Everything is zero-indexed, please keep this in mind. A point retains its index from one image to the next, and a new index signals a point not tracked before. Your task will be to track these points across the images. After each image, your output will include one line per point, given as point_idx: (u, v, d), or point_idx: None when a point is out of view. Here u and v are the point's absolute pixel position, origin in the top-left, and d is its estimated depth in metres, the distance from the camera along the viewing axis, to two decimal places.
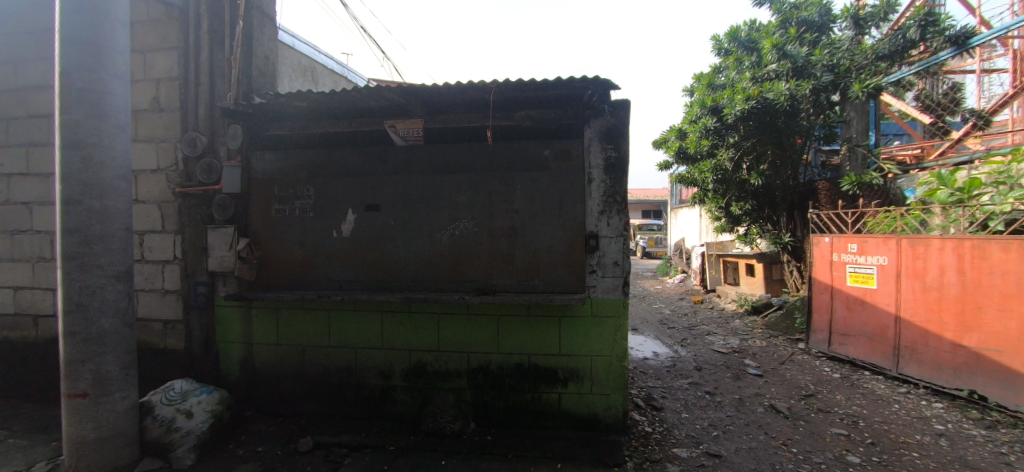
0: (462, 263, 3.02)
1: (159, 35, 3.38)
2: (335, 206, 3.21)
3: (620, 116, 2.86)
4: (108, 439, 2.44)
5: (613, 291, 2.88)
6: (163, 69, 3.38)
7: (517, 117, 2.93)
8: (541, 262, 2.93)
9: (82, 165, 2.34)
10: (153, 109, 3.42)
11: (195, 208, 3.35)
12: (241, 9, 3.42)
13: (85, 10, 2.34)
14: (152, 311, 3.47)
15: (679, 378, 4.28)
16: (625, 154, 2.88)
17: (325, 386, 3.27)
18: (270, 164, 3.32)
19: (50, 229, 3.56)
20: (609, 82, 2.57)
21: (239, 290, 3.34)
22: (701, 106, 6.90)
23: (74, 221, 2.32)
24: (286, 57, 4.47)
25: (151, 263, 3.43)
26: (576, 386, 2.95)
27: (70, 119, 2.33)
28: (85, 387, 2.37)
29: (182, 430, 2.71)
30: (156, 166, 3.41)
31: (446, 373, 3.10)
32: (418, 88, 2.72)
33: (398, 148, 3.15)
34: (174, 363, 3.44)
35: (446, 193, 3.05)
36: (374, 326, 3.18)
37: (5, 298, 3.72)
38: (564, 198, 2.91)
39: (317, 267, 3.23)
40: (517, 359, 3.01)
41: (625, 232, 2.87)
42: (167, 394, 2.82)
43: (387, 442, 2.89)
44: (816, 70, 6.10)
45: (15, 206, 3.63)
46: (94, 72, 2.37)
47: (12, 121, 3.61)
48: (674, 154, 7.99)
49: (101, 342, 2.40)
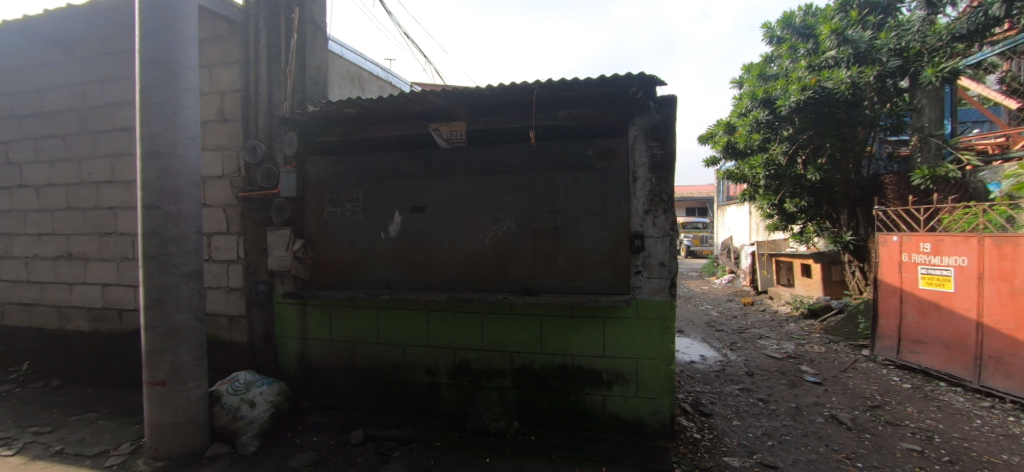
0: (506, 263, 3.04)
1: (224, 51, 3.65)
2: (383, 208, 3.32)
3: (667, 113, 2.77)
4: (183, 424, 2.66)
5: (659, 292, 2.80)
6: (228, 82, 3.64)
7: (559, 117, 2.91)
8: (584, 262, 2.90)
9: (160, 173, 2.56)
10: (218, 120, 3.68)
11: (256, 212, 3.58)
12: (295, 22, 3.61)
13: (161, 32, 2.56)
14: (219, 307, 3.74)
15: (730, 383, 4.10)
16: (672, 151, 2.78)
17: (374, 381, 3.40)
18: (324, 169, 3.49)
19: (132, 231, 3.92)
20: (656, 78, 2.50)
21: (295, 288, 3.53)
22: (752, 98, 6.63)
23: (155, 224, 2.55)
24: (336, 66, 4.66)
25: (218, 262, 3.70)
26: (621, 390, 2.90)
27: (150, 132, 2.55)
28: (163, 376, 2.59)
29: (246, 418, 2.92)
30: (222, 172, 3.67)
31: (490, 372, 3.14)
32: (463, 90, 2.78)
33: (442, 150, 3.22)
34: (239, 355, 3.69)
35: (490, 194, 3.08)
36: (420, 324, 3.27)
37: (95, 294, 4.13)
38: (607, 198, 2.86)
39: (367, 267, 3.36)
40: (561, 360, 2.99)
41: (671, 232, 2.78)
42: (232, 384, 3.05)
43: (433, 437, 2.96)
44: (882, 55, 5.60)
45: (103, 211, 4.02)
46: (169, 89, 2.58)
47: (100, 134, 4.00)
48: (721, 149, 7.61)
49: (177, 335, 2.62)
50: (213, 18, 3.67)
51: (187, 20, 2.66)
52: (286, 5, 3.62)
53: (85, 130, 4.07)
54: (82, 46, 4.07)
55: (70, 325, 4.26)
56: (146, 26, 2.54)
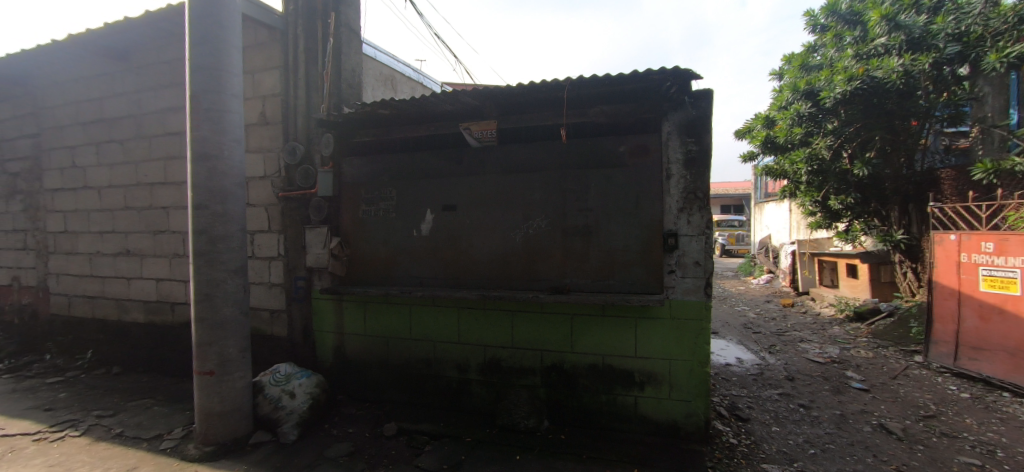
0: (536, 262, 3.04)
1: (265, 57, 3.81)
2: (415, 207, 3.39)
3: (703, 107, 2.68)
4: (229, 413, 2.81)
5: (694, 292, 2.73)
6: (269, 86, 3.80)
7: (591, 114, 2.88)
8: (616, 261, 2.86)
9: (209, 174, 2.70)
10: (261, 123, 3.85)
11: (296, 210, 3.73)
12: (331, 27, 3.73)
13: (208, 40, 2.70)
14: (261, 302, 3.91)
15: (768, 388, 3.95)
16: (708, 147, 2.69)
17: (407, 376, 3.48)
18: (359, 169, 3.59)
19: (183, 229, 4.17)
20: (691, 72, 2.43)
21: (332, 284, 3.65)
22: (792, 90, 6.33)
23: (204, 223, 2.70)
24: (370, 68, 4.78)
25: (260, 259, 3.87)
26: (654, 391, 2.84)
27: (200, 136, 2.69)
28: (211, 366, 2.73)
29: (286, 408, 3.05)
30: (263, 173, 3.84)
31: (520, 370, 3.15)
32: (493, 89, 2.79)
33: (473, 149, 3.24)
34: (280, 348, 3.85)
35: (521, 193, 3.08)
36: (451, 321, 3.32)
37: (150, 288, 4.41)
38: (640, 196, 2.81)
39: (400, 265, 3.44)
40: (591, 359, 2.97)
41: (707, 231, 2.70)
42: (274, 376, 3.20)
43: (464, 433, 3.00)
44: (939, 41, 5.24)
45: (157, 210, 4.29)
46: (215, 94, 2.72)
47: (154, 139, 4.27)
48: (759, 144, 7.30)
49: (223, 328, 2.76)
50: (255, 26, 3.84)
51: (232, 28, 2.79)
52: (323, 12, 3.75)
53: (140, 135, 4.35)
54: (138, 57, 4.35)
55: (128, 316, 4.57)
56: (195, 35, 2.69)
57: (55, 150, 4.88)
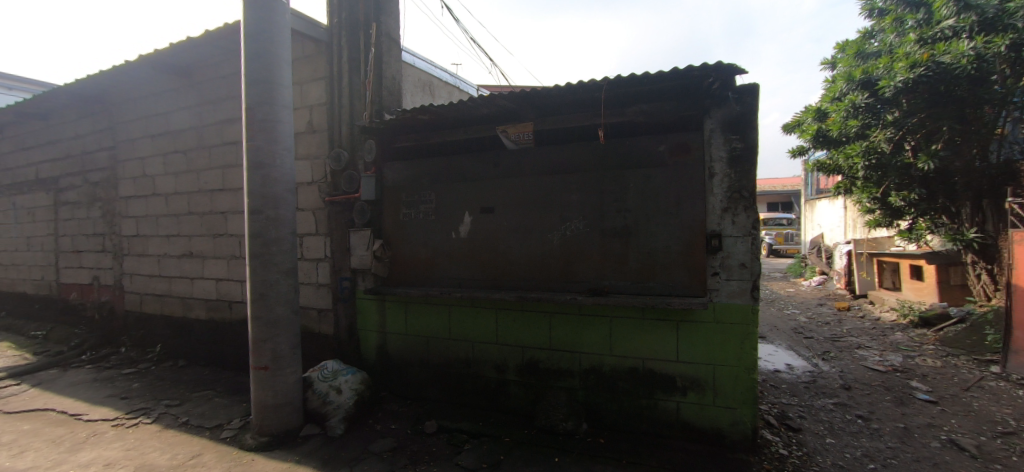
0: (575, 263, 3.03)
1: (312, 68, 4.01)
2: (454, 210, 3.46)
3: (748, 103, 2.57)
4: (282, 405, 2.98)
5: (740, 295, 2.63)
6: (316, 96, 3.99)
7: (629, 113, 2.83)
8: (656, 263, 2.80)
9: (263, 182, 2.88)
10: (308, 131, 4.05)
11: (341, 214, 3.90)
12: (373, 37, 3.87)
13: (262, 56, 2.87)
14: (310, 301, 4.11)
15: (821, 396, 3.73)
16: (754, 143, 2.58)
17: (447, 375, 3.56)
18: (400, 173, 3.70)
19: (239, 233, 4.45)
20: (735, 68, 2.35)
21: (375, 284, 3.78)
22: (848, 80, 6.00)
23: (259, 227, 2.88)
24: (409, 74, 4.90)
25: (309, 260, 4.07)
26: (697, 397, 2.76)
27: (255, 145, 2.87)
28: (266, 362, 2.91)
29: (334, 403, 3.20)
30: (311, 179, 4.03)
31: (558, 372, 3.14)
32: (530, 93, 2.82)
33: (510, 152, 3.27)
34: (327, 345, 4.03)
35: (558, 195, 3.07)
36: (490, 322, 3.36)
37: (211, 287, 4.73)
38: (681, 196, 2.73)
39: (439, 266, 3.52)
40: (631, 362, 2.92)
41: (753, 231, 2.59)
42: (322, 372, 3.36)
43: (502, 433, 3.04)
44: (1018, 20, 4.70)
45: (216, 215, 4.61)
46: (268, 105, 2.89)
47: (213, 149, 4.59)
48: (810, 138, 6.93)
49: (277, 325, 2.93)
50: (302, 40, 4.05)
51: (283, 43, 2.95)
52: (365, 23, 3.90)
53: (201, 146, 4.68)
54: (199, 72, 4.69)
55: (191, 314, 4.93)
56: (250, 51, 2.86)
57: (128, 161, 5.34)
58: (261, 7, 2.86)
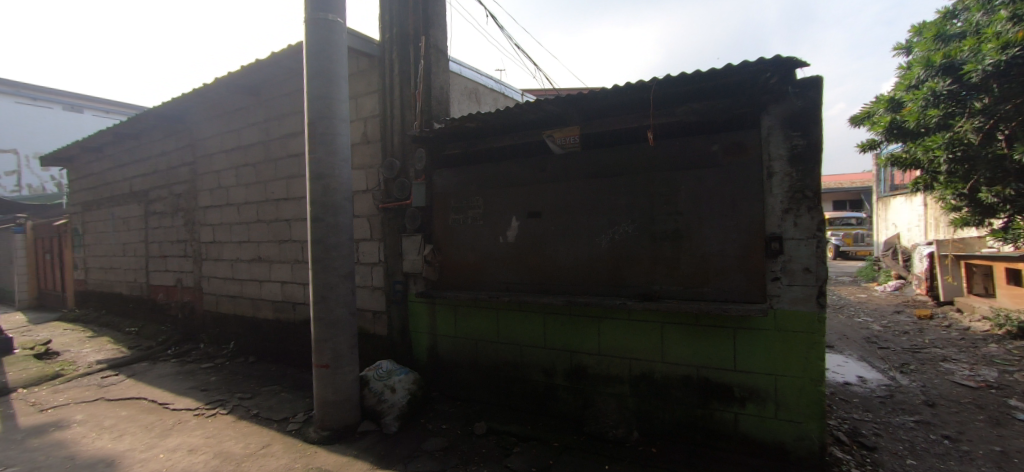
0: (624, 268, 2.98)
1: (367, 83, 4.24)
2: (502, 215, 3.52)
3: (810, 97, 2.43)
4: (341, 402, 3.15)
5: (804, 302, 2.47)
6: (370, 109, 4.21)
7: (679, 113, 2.75)
8: (711, 267, 2.69)
9: (324, 191, 3.08)
10: (363, 142, 4.27)
11: (394, 221, 4.07)
12: (422, 49, 4.00)
13: (322, 73, 3.07)
14: (365, 303, 4.31)
15: (900, 413, 3.41)
16: (817, 140, 2.43)
17: (496, 378, 3.61)
18: (449, 180, 3.81)
19: (302, 238, 4.76)
20: (794, 60, 2.25)
21: (426, 288, 3.91)
22: (927, 66, 5.59)
23: (321, 233, 3.08)
24: (456, 83, 5.03)
25: (364, 264, 4.28)
26: (756, 409, 2.62)
27: (316, 158, 3.07)
28: (327, 360, 3.09)
29: (388, 401, 3.34)
30: (366, 187, 4.25)
31: (608, 378, 3.10)
32: (578, 96, 2.87)
33: (557, 156, 3.27)
34: (381, 346, 4.22)
35: (606, 198, 3.04)
36: (537, 326, 3.37)
37: (277, 289, 5.09)
38: (736, 198, 2.61)
39: (487, 270, 3.59)
40: (684, 370, 2.82)
41: (819, 233, 2.43)
42: (377, 371, 3.52)
43: (551, 437, 3.04)
44: None
45: (282, 222, 4.96)
46: (327, 119, 3.08)
47: (279, 161, 4.95)
48: (882, 130, 6.33)
49: (336, 326, 3.10)
50: (357, 56, 4.28)
51: (341, 61, 3.14)
52: (414, 36, 4.05)
53: (268, 159, 5.07)
54: (266, 91, 5.09)
55: (260, 314, 5.33)
56: (312, 69, 3.07)
57: (205, 174, 5.87)
58: (321, 28, 3.06)
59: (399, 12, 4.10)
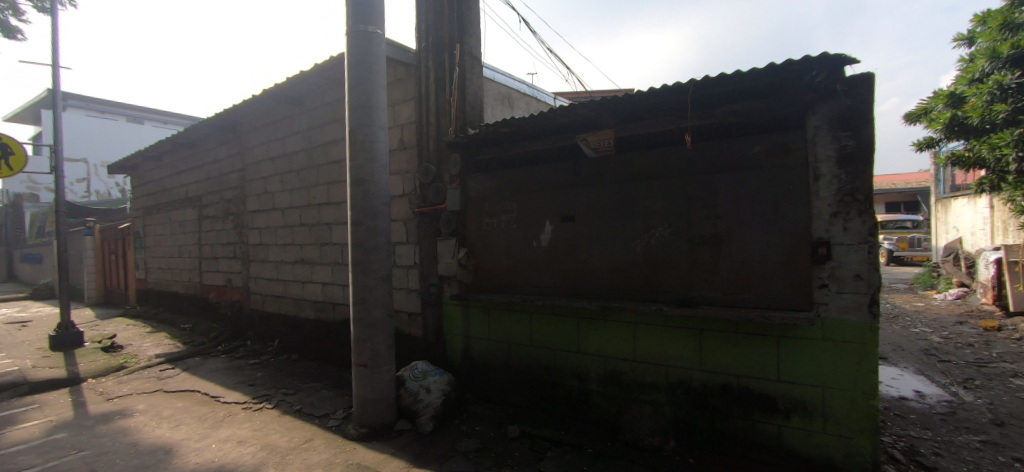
0: (660, 272, 2.93)
1: (404, 90, 4.37)
2: (535, 219, 3.54)
3: (861, 95, 2.31)
4: (378, 401, 3.25)
5: (855, 310, 2.34)
6: (406, 116, 4.34)
7: (718, 114, 2.67)
8: (752, 273, 2.60)
9: (364, 196, 3.20)
10: (400, 148, 4.40)
11: (429, 225, 4.17)
12: (457, 57, 4.09)
13: (362, 82, 3.19)
14: (401, 305, 4.43)
15: (963, 432, 3.17)
16: (869, 140, 2.30)
17: (528, 382, 3.62)
18: (483, 184, 3.87)
19: (342, 241, 4.96)
20: (842, 57, 2.16)
21: (460, 291, 3.98)
22: (993, 58, 5.31)
23: (360, 237, 3.19)
24: (490, 89, 5.09)
25: (400, 267, 4.39)
26: (801, 421, 2.51)
27: (357, 164, 3.20)
28: (366, 360, 3.20)
29: (423, 402, 3.41)
30: (402, 192, 4.37)
31: (642, 384, 3.04)
32: (612, 99, 2.88)
33: (591, 160, 3.26)
34: (416, 346, 4.31)
35: (641, 202, 3.00)
36: (570, 330, 3.36)
37: (318, 290, 5.31)
38: (779, 201, 2.52)
39: (521, 274, 3.62)
40: (723, 379, 2.74)
41: (871, 238, 2.30)
42: (413, 372, 3.61)
43: (585, 443, 3.02)
44: None
45: (323, 226, 5.18)
46: (367, 127, 3.20)
47: (321, 167, 5.17)
48: (941, 127, 5.99)
49: (374, 327, 3.21)
50: (395, 65, 4.42)
51: (379, 70, 3.25)
52: (450, 44, 4.14)
53: (311, 165, 5.31)
54: (310, 100, 5.33)
55: (302, 313, 5.57)
56: (353, 79, 3.20)
57: (254, 180, 6.21)
58: (362, 39, 3.19)
59: (434, 21, 4.20)
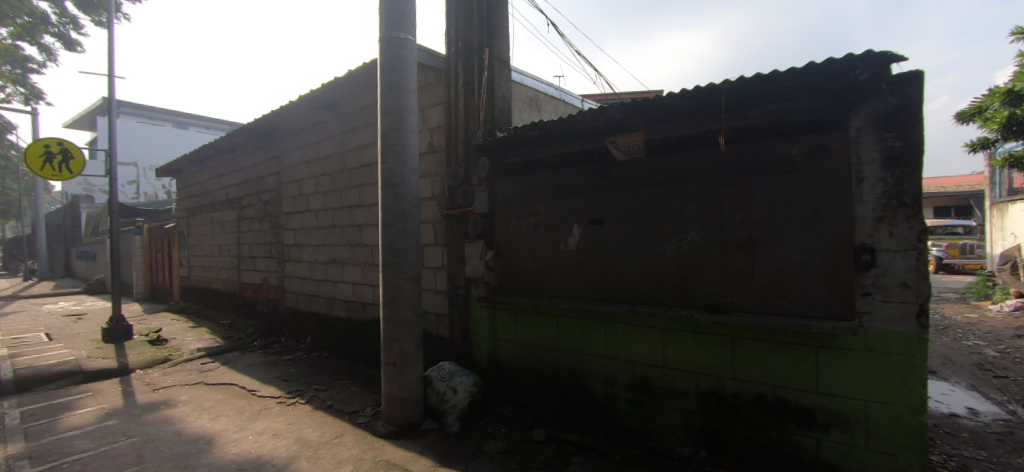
0: (691, 278, 2.87)
1: (434, 95, 4.45)
2: (563, 222, 3.53)
3: (908, 94, 2.20)
4: (407, 399, 3.31)
5: (901, 321, 2.23)
6: (436, 120, 4.42)
7: (753, 115, 2.59)
8: (789, 279, 2.51)
9: (395, 198, 3.27)
10: (429, 151, 4.48)
11: (457, 227, 4.22)
12: (486, 62, 4.13)
13: (394, 88, 3.27)
14: (429, 305, 4.50)
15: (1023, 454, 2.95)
16: (918, 141, 2.20)
17: (555, 386, 3.61)
18: (511, 187, 3.89)
19: (373, 242, 5.08)
20: (889, 55, 2.07)
21: (487, 292, 4.01)
22: None
23: (391, 238, 3.27)
24: (518, 92, 5.12)
25: (428, 268, 4.46)
26: (842, 436, 2.40)
27: (388, 167, 3.28)
28: (395, 359, 3.26)
29: (450, 402, 3.45)
30: (431, 194, 4.44)
31: (672, 391, 2.98)
32: (643, 101, 2.83)
33: (620, 163, 3.22)
34: (443, 347, 4.37)
35: (673, 206, 2.95)
36: (598, 334, 3.33)
37: (349, 290, 5.46)
38: (818, 205, 2.43)
39: (548, 277, 3.62)
40: (758, 389, 2.65)
41: (919, 245, 2.19)
42: (440, 372, 3.65)
43: (612, 450, 2.98)
44: None
45: (355, 227, 5.33)
46: (399, 132, 3.28)
47: (353, 170, 5.33)
48: (997, 127, 5.62)
49: (403, 327, 3.27)
50: (425, 70, 4.51)
51: (411, 76, 3.33)
52: (479, 49, 4.19)
53: (344, 168, 5.47)
54: (343, 105, 5.50)
55: (333, 312, 5.73)
56: (385, 85, 3.28)
57: (289, 182, 6.45)
58: (394, 45, 3.27)
59: (464, 27, 4.26)
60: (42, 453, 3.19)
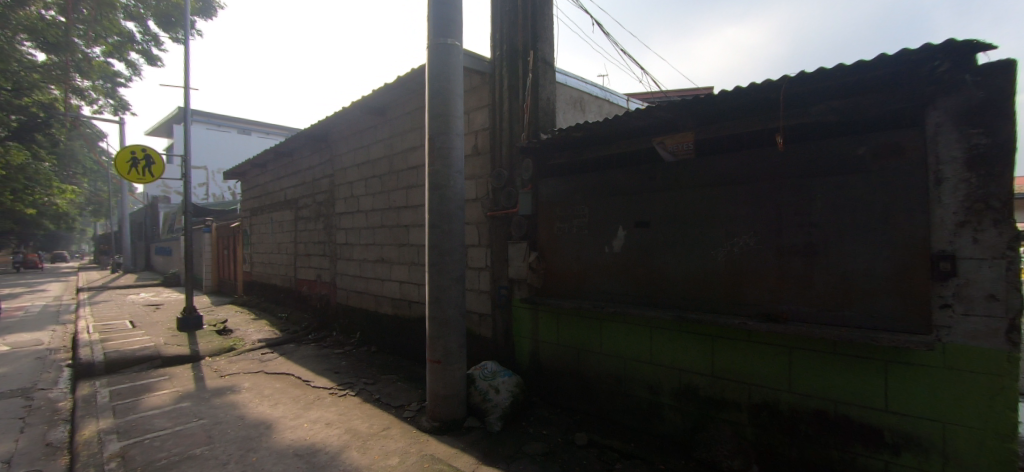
0: (744, 283, 2.75)
1: (479, 98, 4.53)
2: (607, 224, 3.49)
3: (997, 85, 2.00)
4: (450, 396, 3.39)
5: (987, 336, 2.01)
6: (481, 123, 4.50)
7: (814, 113, 2.44)
8: (855, 288, 2.35)
9: (440, 200, 3.37)
10: (474, 153, 4.57)
11: (500, 228, 4.27)
12: (530, 63, 4.14)
13: (440, 91, 3.36)
14: (472, 305, 4.58)
15: None
16: (1008, 137, 1.99)
17: (597, 390, 3.57)
18: (554, 189, 3.89)
19: (419, 242, 5.25)
20: (975, 43, 1.88)
21: (529, 294, 4.02)
22: None
23: (436, 239, 3.36)
24: (562, 93, 5.11)
25: (472, 268, 4.55)
26: (914, 460, 2.22)
27: (434, 170, 3.37)
28: (439, 357, 3.35)
29: (492, 401, 3.50)
30: (476, 196, 4.53)
31: (721, 402, 2.87)
32: (693, 100, 2.73)
33: (668, 164, 3.13)
34: (485, 346, 4.44)
35: (724, 208, 2.83)
36: (643, 339, 3.25)
37: (396, 287, 5.67)
38: (889, 209, 2.25)
39: (592, 280, 3.59)
40: (817, 404, 2.49)
41: (1010, 253, 1.95)
42: (483, 371, 3.69)
43: (656, 458, 2.92)
44: None
45: (402, 227, 5.53)
46: (445, 135, 3.37)
47: (401, 172, 5.53)
48: None
49: (447, 326, 3.35)
50: (471, 74, 4.60)
51: (456, 80, 3.40)
52: (524, 51, 4.21)
53: (392, 171, 5.69)
54: (392, 110, 5.72)
55: (381, 309, 5.97)
56: (432, 89, 3.38)
57: (342, 184, 6.79)
58: (441, 51, 3.36)
59: (509, 30, 4.31)
60: (128, 429, 3.54)
